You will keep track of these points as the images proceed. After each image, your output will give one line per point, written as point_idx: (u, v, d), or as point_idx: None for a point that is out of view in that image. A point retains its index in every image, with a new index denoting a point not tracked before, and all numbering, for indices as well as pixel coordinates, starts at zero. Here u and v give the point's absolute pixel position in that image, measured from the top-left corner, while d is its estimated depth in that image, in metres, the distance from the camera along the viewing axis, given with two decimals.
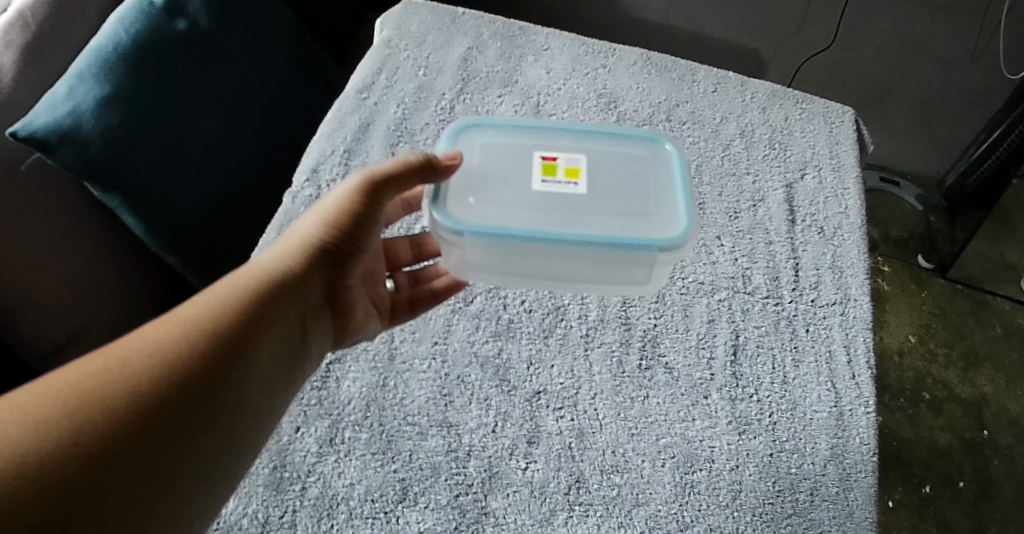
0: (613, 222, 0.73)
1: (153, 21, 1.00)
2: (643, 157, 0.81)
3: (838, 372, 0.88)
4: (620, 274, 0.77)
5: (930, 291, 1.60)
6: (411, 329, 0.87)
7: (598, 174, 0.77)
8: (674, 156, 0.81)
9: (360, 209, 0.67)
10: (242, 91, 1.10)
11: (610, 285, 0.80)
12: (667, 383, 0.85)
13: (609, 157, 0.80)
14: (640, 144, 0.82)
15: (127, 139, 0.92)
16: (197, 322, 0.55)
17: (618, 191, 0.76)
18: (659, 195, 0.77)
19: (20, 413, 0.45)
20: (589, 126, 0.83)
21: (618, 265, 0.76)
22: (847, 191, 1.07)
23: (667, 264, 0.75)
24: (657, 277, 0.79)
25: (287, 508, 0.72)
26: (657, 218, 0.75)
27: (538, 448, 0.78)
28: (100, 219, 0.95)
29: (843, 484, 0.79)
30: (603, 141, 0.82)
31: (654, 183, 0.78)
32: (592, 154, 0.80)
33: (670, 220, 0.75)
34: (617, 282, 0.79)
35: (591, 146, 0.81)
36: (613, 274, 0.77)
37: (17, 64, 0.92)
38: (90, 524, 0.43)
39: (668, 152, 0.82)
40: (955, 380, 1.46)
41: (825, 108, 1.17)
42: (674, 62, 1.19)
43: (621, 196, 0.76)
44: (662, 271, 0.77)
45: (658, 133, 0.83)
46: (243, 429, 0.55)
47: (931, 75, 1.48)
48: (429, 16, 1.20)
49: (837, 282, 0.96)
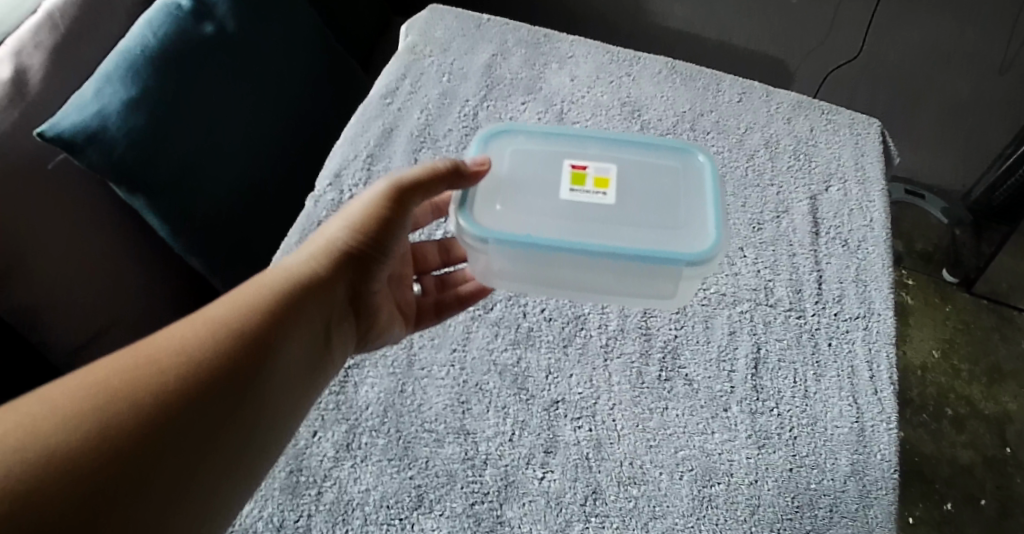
0: (640, 234, 0.73)
1: (180, 24, 1.01)
2: (674, 169, 0.80)
3: (860, 387, 0.86)
4: (645, 286, 0.77)
5: (954, 306, 1.58)
6: (431, 336, 0.87)
7: (627, 185, 0.77)
8: (706, 169, 0.80)
9: (387, 213, 0.67)
10: (266, 93, 1.10)
11: (635, 297, 0.79)
12: (687, 395, 0.84)
13: (640, 168, 0.80)
14: (672, 156, 0.82)
15: (153, 140, 0.93)
16: (224, 321, 0.55)
17: (648, 203, 0.76)
18: (689, 208, 0.77)
19: (50, 405, 0.45)
20: (620, 135, 0.82)
21: (644, 277, 0.75)
22: (872, 203, 1.05)
23: (694, 278, 0.75)
24: (683, 291, 0.78)
25: (302, 512, 0.72)
26: (686, 231, 0.74)
27: (554, 458, 0.78)
28: (124, 220, 0.96)
29: (863, 501, 0.77)
30: (633, 150, 0.81)
31: (683, 196, 0.78)
32: (622, 164, 0.79)
33: (698, 234, 0.74)
34: (642, 294, 0.78)
35: (621, 156, 0.80)
36: (639, 286, 0.77)
37: (46, 65, 0.93)
38: (116, 516, 0.43)
39: (700, 164, 0.81)
40: (978, 396, 1.44)
41: (851, 119, 1.16)
42: (699, 71, 1.19)
43: (650, 208, 0.75)
44: (689, 284, 0.77)
45: (689, 144, 0.82)
46: (267, 427, 0.55)
47: (957, 86, 1.46)
48: (454, 22, 1.20)
49: (861, 296, 0.95)
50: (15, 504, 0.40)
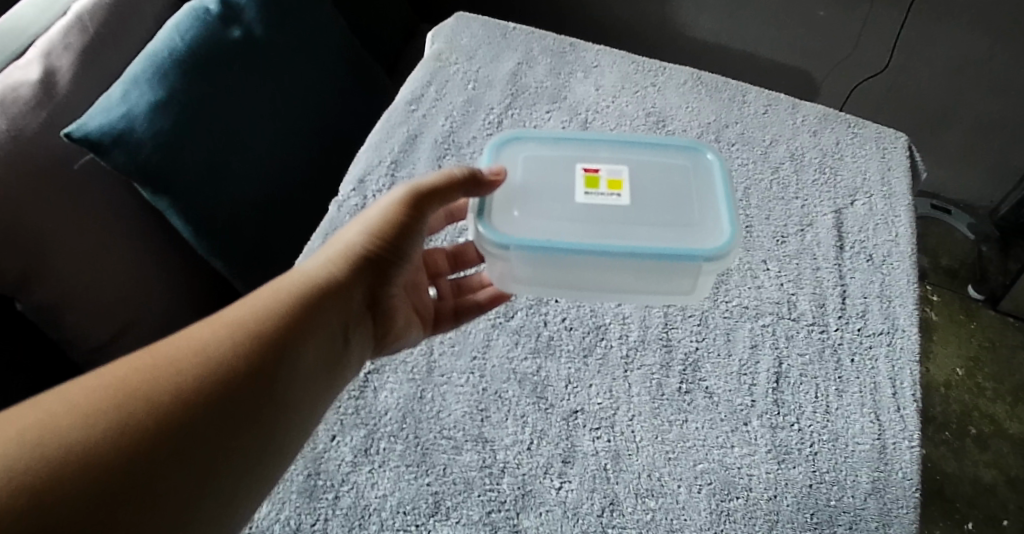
0: (657, 233, 0.72)
1: (208, 29, 1.02)
2: (684, 167, 0.80)
3: (883, 404, 0.85)
4: (665, 284, 0.76)
5: (980, 323, 1.56)
6: (451, 342, 0.87)
7: (639, 184, 0.77)
8: (715, 166, 0.80)
9: (405, 219, 0.67)
10: (293, 98, 1.11)
11: (655, 296, 0.79)
12: (707, 408, 0.83)
13: (651, 168, 0.80)
14: (682, 155, 0.81)
15: (178, 143, 0.94)
16: (242, 324, 0.55)
17: (662, 202, 0.76)
18: (702, 205, 0.77)
19: (69, 404, 0.45)
20: (627, 135, 0.82)
21: (661, 276, 0.75)
22: (898, 218, 1.04)
23: (712, 274, 0.74)
24: (702, 286, 0.78)
25: (319, 516, 0.72)
26: (701, 229, 0.74)
27: (572, 468, 0.77)
28: (148, 221, 0.97)
29: (883, 519, 0.76)
30: (643, 150, 0.81)
31: (696, 193, 0.78)
32: (634, 165, 0.80)
33: (714, 231, 0.74)
34: (662, 292, 0.78)
35: (632, 157, 0.81)
36: (659, 284, 0.76)
37: (74, 66, 0.95)
38: (132, 514, 0.43)
39: (709, 162, 0.81)
40: (1002, 415, 1.42)
41: (878, 133, 1.15)
42: (724, 83, 1.18)
43: (663, 206, 0.75)
44: (706, 281, 0.76)
45: (698, 142, 0.82)
46: (285, 429, 0.55)
47: (984, 102, 1.44)
48: (480, 30, 1.21)
49: (885, 312, 0.94)
50: (29, 500, 0.40)
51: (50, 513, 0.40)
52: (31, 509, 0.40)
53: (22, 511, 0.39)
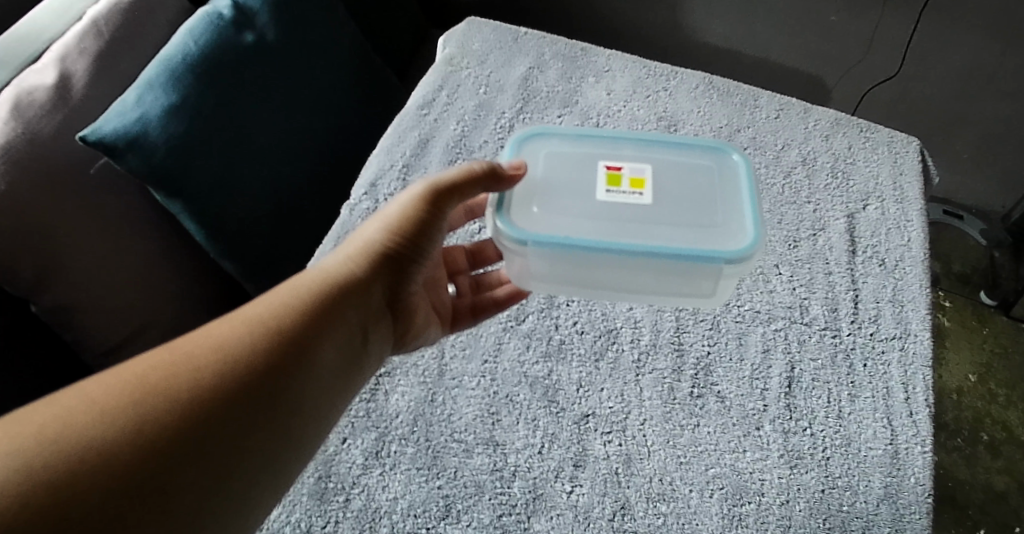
0: (678, 233, 0.73)
1: (221, 33, 1.03)
2: (709, 167, 0.80)
3: (895, 409, 0.84)
4: (685, 286, 0.76)
5: (992, 329, 1.55)
6: (462, 345, 0.87)
7: (662, 183, 0.77)
8: (739, 167, 0.80)
9: (423, 217, 0.67)
10: (305, 102, 1.12)
11: (674, 297, 0.79)
12: (719, 412, 0.83)
13: (674, 168, 0.80)
14: (707, 156, 0.82)
15: (191, 148, 0.95)
16: (260, 321, 0.56)
17: (685, 202, 0.76)
18: (725, 207, 0.76)
19: (87, 400, 0.46)
20: (651, 135, 0.82)
21: (681, 277, 0.75)
22: (910, 223, 1.04)
23: (732, 277, 0.74)
24: (722, 289, 0.77)
25: (329, 519, 0.73)
26: (723, 230, 0.74)
27: (583, 472, 0.77)
28: (160, 223, 0.97)
29: (896, 525, 0.75)
30: (667, 149, 0.81)
31: (719, 195, 0.78)
32: (656, 165, 0.80)
33: (736, 233, 0.74)
34: (682, 294, 0.78)
35: (655, 157, 0.81)
36: (678, 286, 0.76)
37: (90, 71, 0.96)
38: (150, 511, 0.44)
39: (733, 163, 0.81)
40: (1015, 422, 1.41)
41: (890, 137, 1.15)
42: (736, 87, 1.18)
43: (685, 206, 0.75)
44: (726, 283, 0.76)
45: (723, 143, 0.82)
46: (303, 427, 0.55)
47: (996, 107, 1.44)
48: (492, 34, 1.21)
49: (897, 317, 0.93)
50: (43, 500, 0.40)
51: (63, 512, 0.40)
52: (44, 510, 0.40)
53: (34, 511, 0.39)
